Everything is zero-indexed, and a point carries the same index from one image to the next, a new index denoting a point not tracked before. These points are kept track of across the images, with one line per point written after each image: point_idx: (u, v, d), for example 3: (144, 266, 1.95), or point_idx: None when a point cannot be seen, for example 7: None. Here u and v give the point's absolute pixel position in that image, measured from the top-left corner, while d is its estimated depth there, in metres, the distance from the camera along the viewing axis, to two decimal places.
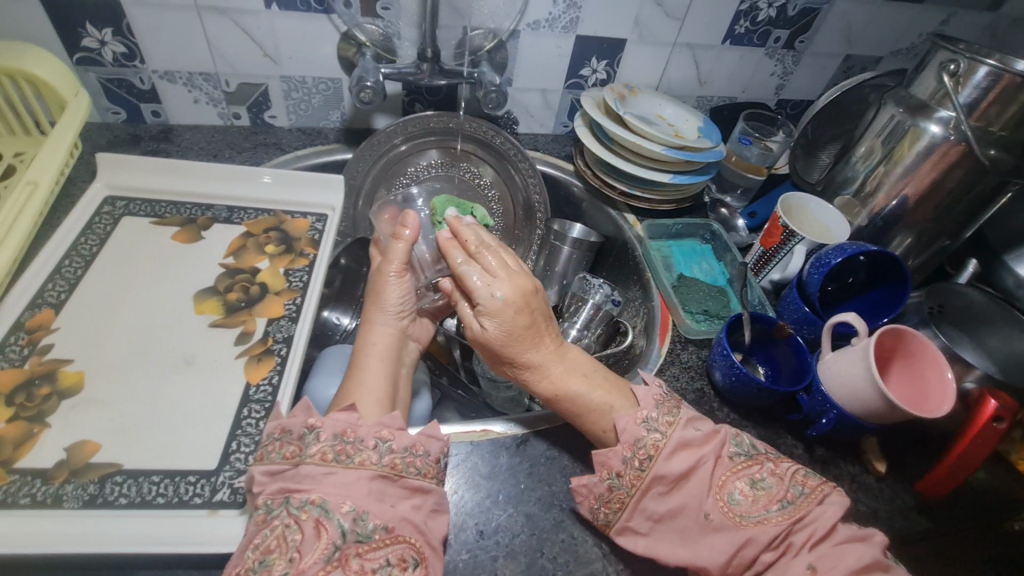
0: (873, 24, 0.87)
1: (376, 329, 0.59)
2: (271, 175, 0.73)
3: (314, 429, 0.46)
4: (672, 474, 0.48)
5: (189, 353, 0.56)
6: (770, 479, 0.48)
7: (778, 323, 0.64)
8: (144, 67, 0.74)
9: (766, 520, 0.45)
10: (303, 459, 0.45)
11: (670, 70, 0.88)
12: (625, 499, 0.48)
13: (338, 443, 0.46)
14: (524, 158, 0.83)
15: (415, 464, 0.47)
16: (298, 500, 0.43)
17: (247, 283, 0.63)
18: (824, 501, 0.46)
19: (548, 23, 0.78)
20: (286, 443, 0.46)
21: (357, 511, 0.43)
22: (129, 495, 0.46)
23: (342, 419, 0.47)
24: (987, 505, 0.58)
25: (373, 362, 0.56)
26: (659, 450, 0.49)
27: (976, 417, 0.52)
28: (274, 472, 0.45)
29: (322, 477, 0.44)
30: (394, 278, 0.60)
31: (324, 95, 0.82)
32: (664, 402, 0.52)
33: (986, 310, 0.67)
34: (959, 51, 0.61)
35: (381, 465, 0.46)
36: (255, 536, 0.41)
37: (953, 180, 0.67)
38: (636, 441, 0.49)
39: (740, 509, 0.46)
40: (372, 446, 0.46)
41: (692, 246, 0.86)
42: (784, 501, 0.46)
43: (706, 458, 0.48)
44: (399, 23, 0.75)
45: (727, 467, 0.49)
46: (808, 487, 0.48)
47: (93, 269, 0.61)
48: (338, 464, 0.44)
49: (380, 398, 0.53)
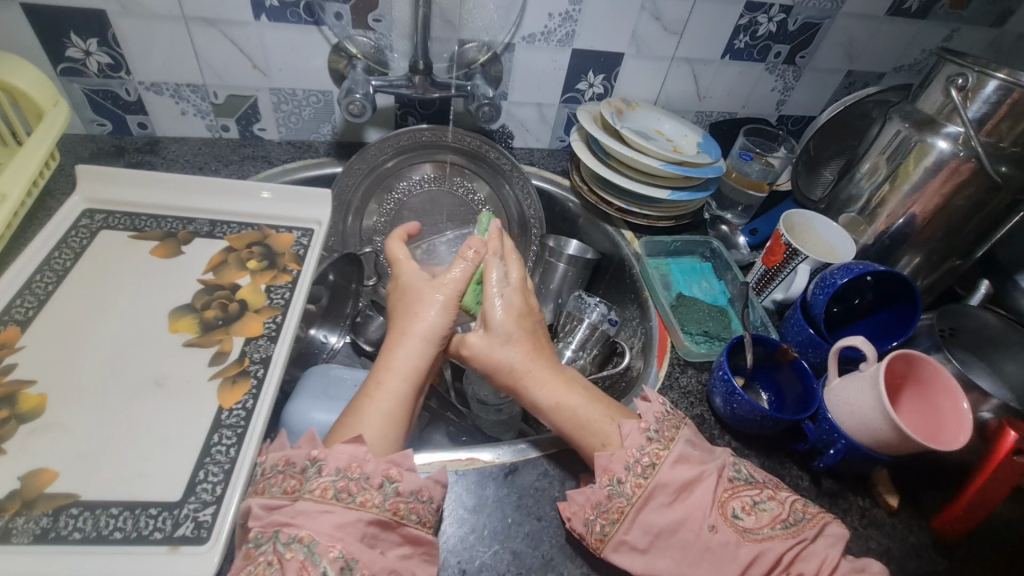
0: (875, 39, 0.85)
1: (405, 347, 0.55)
2: (271, 190, 0.71)
3: (316, 461, 0.44)
4: (674, 482, 0.46)
5: (160, 374, 0.53)
6: (770, 502, 0.46)
7: (782, 346, 0.61)
8: (129, 78, 0.72)
9: (772, 538, 0.44)
10: (302, 493, 0.42)
11: (669, 84, 0.86)
12: (624, 508, 0.46)
13: (341, 478, 0.43)
14: (519, 172, 0.81)
15: (417, 512, 0.44)
16: (287, 535, 0.40)
17: (225, 300, 0.61)
18: (823, 530, 0.45)
19: (544, 36, 0.77)
20: (288, 476, 0.44)
21: (344, 558, 0.39)
22: (84, 529, 0.43)
23: (347, 452, 0.44)
24: (1009, 544, 0.54)
25: (387, 394, 0.51)
26: (661, 457, 0.47)
27: (995, 450, 0.49)
28: (273, 506, 0.42)
29: (316, 515, 0.41)
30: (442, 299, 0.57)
31: (315, 108, 0.80)
32: (665, 420, 0.51)
33: (1000, 333, 0.63)
34: (968, 64, 0.59)
35: (383, 509, 0.43)
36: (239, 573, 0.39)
37: (963, 197, 0.64)
38: (639, 448, 0.48)
39: (744, 525, 0.44)
40: (377, 486, 0.43)
41: (691, 264, 0.83)
42: (786, 521, 0.45)
43: (707, 473, 0.47)
44: (391, 35, 0.73)
45: (727, 484, 0.47)
46: (808, 514, 0.46)
47: (64, 285, 0.58)
48: (336, 503, 0.42)
49: (389, 430, 0.49)
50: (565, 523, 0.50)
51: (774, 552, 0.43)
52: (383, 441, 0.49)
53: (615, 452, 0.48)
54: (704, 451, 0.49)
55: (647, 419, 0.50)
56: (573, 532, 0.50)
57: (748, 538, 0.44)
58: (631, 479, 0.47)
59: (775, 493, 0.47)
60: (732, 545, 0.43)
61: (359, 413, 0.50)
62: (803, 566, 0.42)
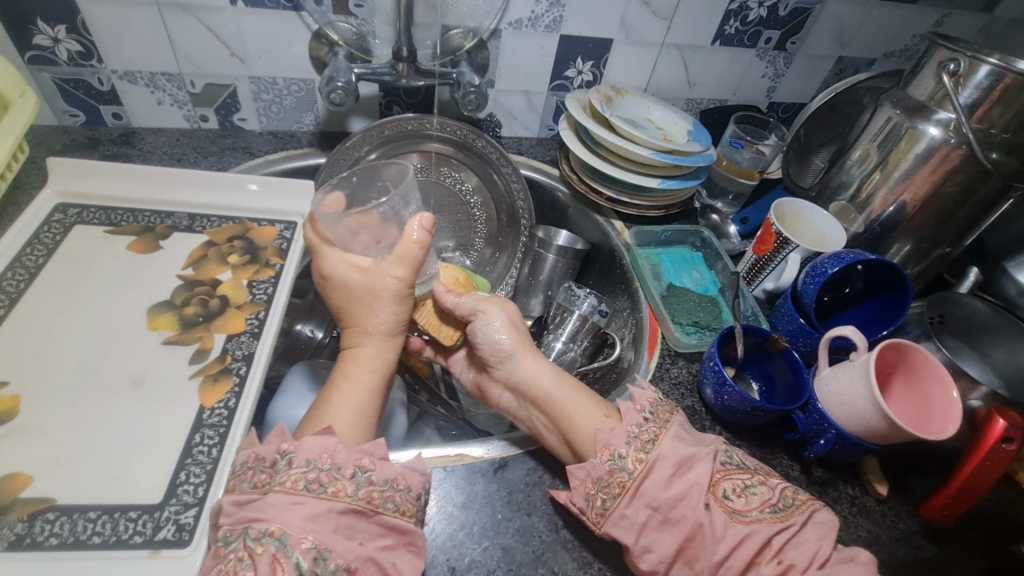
0: (867, 24, 0.84)
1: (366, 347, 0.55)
2: (257, 182, 0.69)
3: (286, 454, 0.43)
4: (672, 457, 0.46)
5: (140, 373, 0.51)
6: (761, 487, 0.46)
7: (773, 336, 0.60)
8: (102, 66, 0.70)
9: (759, 521, 0.43)
10: (272, 486, 0.41)
11: (658, 72, 0.85)
12: (626, 483, 0.46)
13: (313, 470, 0.42)
14: (506, 162, 0.80)
15: (394, 500, 0.43)
16: (256, 531, 0.39)
17: (206, 296, 0.59)
18: (813, 517, 0.44)
19: (530, 21, 0.75)
20: (258, 471, 0.43)
21: (318, 548, 0.39)
22: (60, 535, 0.41)
23: (317, 444, 0.44)
24: (995, 529, 0.54)
25: (358, 379, 0.53)
26: (660, 432, 0.48)
27: (984, 438, 0.50)
28: (242, 502, 0.41)
29: (287, 507, 0.40)
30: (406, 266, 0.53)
31: (297, 97, 0.78)
32: (659, 406, 0.51)
33: (990, 321, 0.63)
34: (959, 49, 0.59)
35: (355, 499, 0.42)
36: (210, 570, 0.38)
37: (954, 184, 0.64)
38: (638, 424, 0.49)
39: (734, 506, 0.44)
40: (349, 475, 0.43)
41: (681, 254, 0.82)
42: (776, 506, 0.44)
43: (702, 455, 0.47)
44: (373, 21, 0.71)
45: (719, 465, 0.47)
46: (797, 500, 0.45)
47: (38, 283, 0.56)
48: (308, 493, 0.41)
49: (355, 420, 0.49)
50: (554, 517, 0.50)
51: (762, 534, 0.42)
52: (354, 430, 0.49)
53: (615, 428, 0.49)
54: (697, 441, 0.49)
55: (641, 402, 0.51)
56: (563, 526, 0.49)
57: (736, 519, 0.43)
58: (632, 454, 0.47)
59: (766, 479, 0.47)
60: (722, 526, 0.43)
61: (329, 404, 0.49)
62: (793, 556, 0.42)
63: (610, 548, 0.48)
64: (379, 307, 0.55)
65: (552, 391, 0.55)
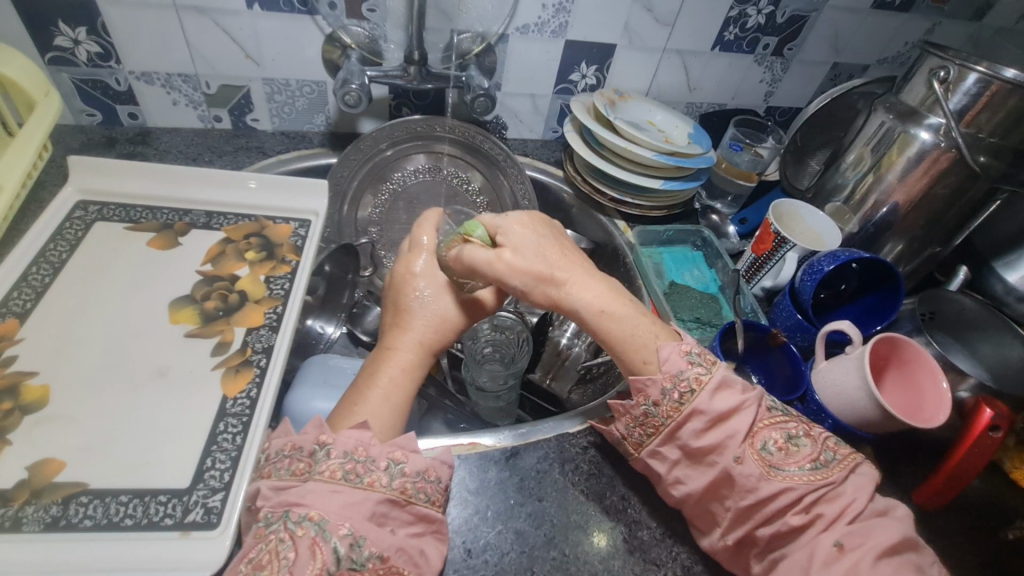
0: (861, 31, 0.87)
1: (399, 354, 0.54)
2: (256, 179, 0.70)
3: (325, 445, 0.45)
4: (711, 411, 0.47)
5: (164, 364, 0.53)
6: (805, 439, 0.48)
7: (771, 331, 0.63)
8: (120, 67, 0.71)
9: (795, 476, 0.45)
10: (312, 475, 0.43)
11: (659, 76, 0.87)
12: (660, 425, 0.49)
13: (349, 461, 0.44)
14: (512, 162, 0.82)
15: (426, 492, 0.45)
16: (297, 514, 0.41)
17: (224, 291, 0.61)
18: (854, 471, 0.46)
19: (537, 27, 0.77)
20: (296, 459, 0.45)
21: (353, 535, 0.41)
22: (94, 517, 0.43)
23: (353, 437, 0.45)
24: (984, 515, 0.57)
25: (388, 377, 0.52)
26: (700, 383, 0.48)
27: (971, 426, 0.52)
28: (282, 488, 0.43)
29: (327, 494, 0.42)
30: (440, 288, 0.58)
31: (309, 99, 0.80)
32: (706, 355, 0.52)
33: (978, 317, 0.66)
34: (949, 57, 0.61)
35: (391, 489, 0.44)
36: (250, 549, 0.40)
37: (945, 186, 0.66)
38: (679, 371, 0.49)
39: (772, 459, 0.46)
40: (383, 467, 0.45)
41: (683, 252, 0.84)
42: (816, 462, 0.46)
43: (749, 404, 0.48)
44: (385, 25, 0.73)
45: (767, 416, 0.49)
46: (839, 455, 0.47)
47: (61, 277, 0.58)
48: (345, 484, 0.43)
49: (389, 419, 0.50)
50: (564, 502, 0.52)
51: (797, 491, 0.44)
52: (386, 427, 0.49)
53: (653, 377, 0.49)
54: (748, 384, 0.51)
55: (687, 344, 0.51)
56: (575, 510, 0.51)
57: (775, 474, 0.45)
58: (666, 402, 0.49)
59: (810, 432, 0.49)
60: (756, 476, 0.45)
61: (363, 397, 0.50)
62: (825, 507, 0.44)
63: (619, 532, 0.50)
64: (411, 324, 0.56)
65: (597, 318, 0.52)
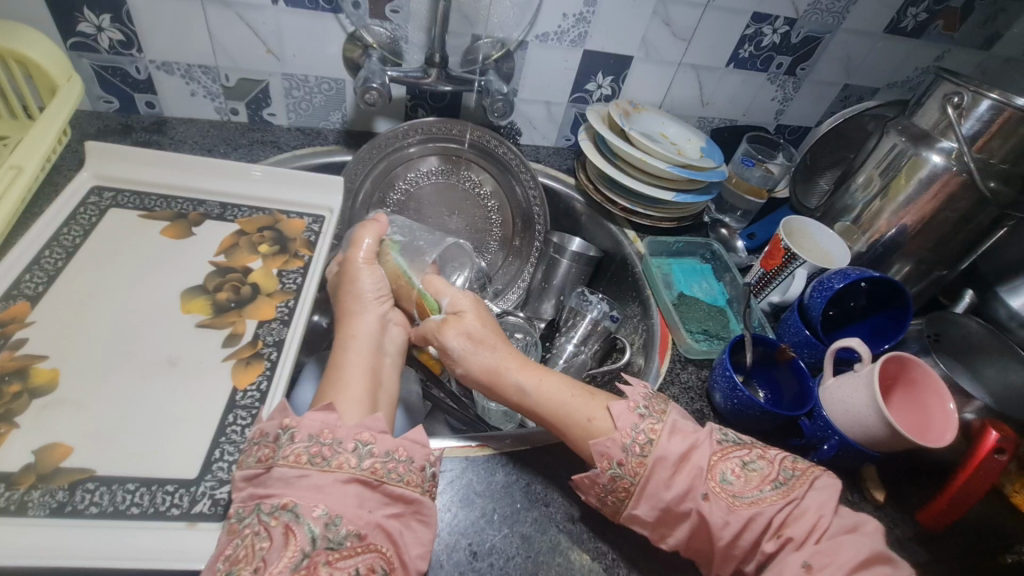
0: (873, 54, 0.88)
1: (358, 332, 0.56)
2: (262, 170, 0.70)
3: (288, 430, 0.44)
4: (671, 456, 0.47)
5: (174, 354, 0.53)
6: (760, 462, 0.48)
7: (780, 346, 0.63)
8: (141, 56, 0.71)
9: (761, 500, 0.45)
10: (276, 460, 0.43)
11: (674, 89, 0.88)
12: (630, 486, 0.47)
13: (314, 445, 0.44)
14: (526, 169, 0.82)
15: (398, 471, 0.45)
16: (268, 506, 0.41)
17: (237, 283, 0.61)
18: (814, 483, 0.46)
19: (556, 35, 0.78)
20: (263, 446, 0.44)
21: (329, 515, 0.40)
22: (101, 504, 0.43)
23: (319, 420, 0.45)
24: (986, 539, 0.57)
25: (353, 359, 0.53)
26: (656, 431, 0.49)
27: (977, 449, 0.53)
28: (250, 478, 0.43)
29: (293, 481, 0.42)
30: (363, 266, 0.61)
31: (326, 96, 0.80)
32: (652, 400, 0.52)
33: (983, 341, 0.66)
34: (963, 83, 0.62)
35: (360, 470, 0.43)
36: (226, 547, 0.39)
37: (954, 210, 0.67)
38: (633, 426, 0.49)
39: (733, 489, 0.46)
40: (350, 450, 0.44)
41: (692, 264, 0.85)
42: (776, 481, 0.46)
43: (700, 441, 0.49)
44: (407, 27, 0.74)
45: (719, 446, 0.49)
46: (797, 470, 0.47)
47: (74, 261, 0.58)
48: (311, 468, 0.43)
49: (362, 398, 0.50)
50: (571, 509, 0.52)
51: (765, 514, 0.44)
52: (357, 405, 0.49)
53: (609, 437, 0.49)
54: (695, 422, 0.51)
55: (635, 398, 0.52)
56: (578, 517, 0.51)
57: (739, 503, 0.45)
58: (629, 460, 0.48)
59: (765, 452, 0.49)
60: (723, 512, 0.45)
61: (342, 380, 0.51)
62: (794, 529, 0.43)
63: (623, 542, 0.50)
64: (359, 308, 0.58)
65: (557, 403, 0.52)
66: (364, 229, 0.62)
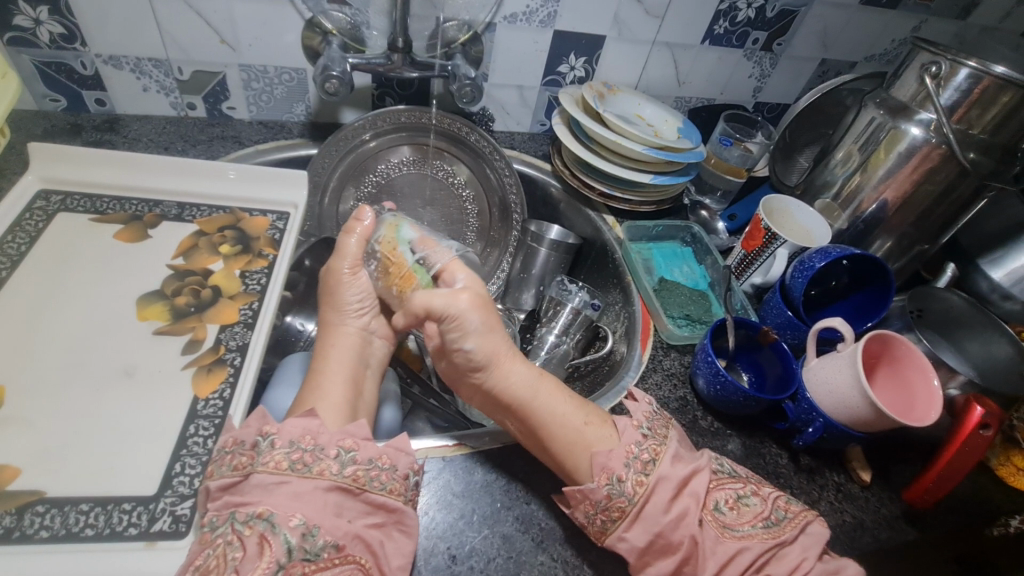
0: (850, 27, 0.87)
1: (337, 348, 0.53)
2: (235, 170, 0.67)
3: (269, 435, 0.42)
4: (675, 478, 0.46)
5: (130, 363, 0.50)
6: (754, 497, 0.47)
7: (763, 328, 0.62)
8: (85, 50, 0.67)
9: (750, 536, 0.44)
10: (255, 468, 0.40)
11: (649, 69, 0.86)
12: (626, 508, 0.45)
13: (295, 451, 0.42)
14: (500, 155, 0.80)
15: (381, 479, 0.43)
16: (243, 514, 0.39)
17: (197, 287, 0.58)
18: (805, 529, 0.45)
19: (525, 16, 0.75)
20: (238, 454, 0.42)
21: (306, 525, 0.39)
22: (51, 527, 0.41)
23: (299, 425, 0.43)
24: (973, 513, 0.57)
25: (333, 368, 0.51)
26: (660, 452, 0.47)
27: (962, 425, 0.52)
28: (227, 487, 0.41)
29: (272, 487, 0.40)
30: (346, 276, 0.55)
31: (287, 87, 0.77)
32: (654, 420, 0.51)
33: (965, 314, 0.65)
34: (941, 53, 0.61)
35: (342, 477, 0.42)
36: (195, 557, 0.37)
37: (934, 182, 0.66)
38: (637, 443, 0.48)
39: (725, 520, 0.45)
40: (333, 455, 0.42)
41: (672, 248, 0.83)
42: (767, 520, 0.45)
43: (701, 467, 0.47)
44: (368, 11, 0.70)
45: (713, 476, 0.48)
46: (790, 512, 0.46)
47: (20, 271, 0.55)
48: (292, 474, 0.40)
49: (340, 401, 0.48)
50: (553, 505, 0.50)
51: (751, 551, 0.43)
52: (337, 411, 0.47)
53: (613, 449, 0.48)
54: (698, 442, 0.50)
55: (638, 416, 0.50)
56: (561, 514, 0.50)
57: (728, 535, 0.44)
58: (631, 477, 0.46)
59: (759, 489, 0.48)
60: (713, 541, 0.44)
61: (319, 386, 0.49)
62: (773, 569, 0.43)
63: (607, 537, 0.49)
64: (338, 321, 0.55)
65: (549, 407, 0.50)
66: (346, 238, 0.55)
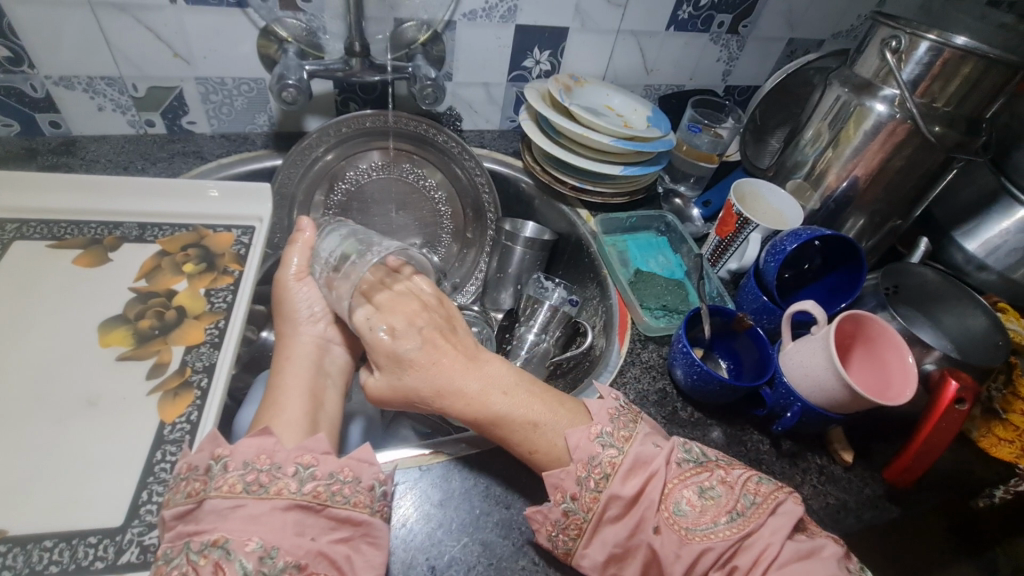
0: (815, 5, 0.86)
1: (294, 358, 0.54)
2: (218, 188, 0.67)
3: (220, 459, 0.42)
4: (624, 495, 0.45)
5: (94, 392, 0.49)
6: (719, 488, 0.45)
7: (738, 314, 0.62)
8: (34, 72, 0.66)
9: (713, 534, 0.42)
10: (208, 493, 0.40)
11: (615, 59, 0.85)
12: (582, 524, 0.44)
13: (251, 472, 0.41)
14: (469, 155, 0.79)
15: (343, 492, 0.42)
16: (198, 543, 0.38)
17: (161, 308, 0.57)
18: (775, 510, 0.43)
19: (485, 12, 0.74)
20: (192, 480, 0.41)
21: (263, 548, 0.38)
22: (14, 567, 0.39)
23: (253, 445, 0.43)
24: (956, 486, 0.57)
25: (293, 384, 0.51)
26: (615, 465, 0.46)
27: (938, 400, 0.52)
28: (180, 515, 0.40)
29: (226, 512, 0.39)
30: (293, 284, 0.58)
31: (247, 97, 0.75)
32: (619, 416, 0.50)
33: (940, 289, 0.66)
34: (900, 26, 0.60)
35: (300, 494, 0.41)
36: None
37: (902, 158, 0.66)
38: (590, 458, 0.46)
39: (686, 521, 0.43)
40: (290, 474, 0.42)
41: (647, 239, 0.83)
42: (733, 512, 0.43)
43: (657, 471, 0.46)
44: (323, 16, 0.69)
45: (676, 471, 0.46)
46: (759, 496, 0.44)
47: None
48: (247, 496, 0.40)
49: (300, 418, 0.48)
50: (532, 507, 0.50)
51: (716, 549, 0.42)
52: (293, 429, 0.47)
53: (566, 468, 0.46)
54: (659, 445, 0.48)
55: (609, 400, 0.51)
56: None
57: (692, 535, 0.43)
58: (584, 494, 0.45)
59: (726, 476, 0.46)
60: (675, 545, 0.43)
61: (280, 404, 0.49)
62: (740, 559, 0.41)
63: None
64: (292, 331, 0.57)
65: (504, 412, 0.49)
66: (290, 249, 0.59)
